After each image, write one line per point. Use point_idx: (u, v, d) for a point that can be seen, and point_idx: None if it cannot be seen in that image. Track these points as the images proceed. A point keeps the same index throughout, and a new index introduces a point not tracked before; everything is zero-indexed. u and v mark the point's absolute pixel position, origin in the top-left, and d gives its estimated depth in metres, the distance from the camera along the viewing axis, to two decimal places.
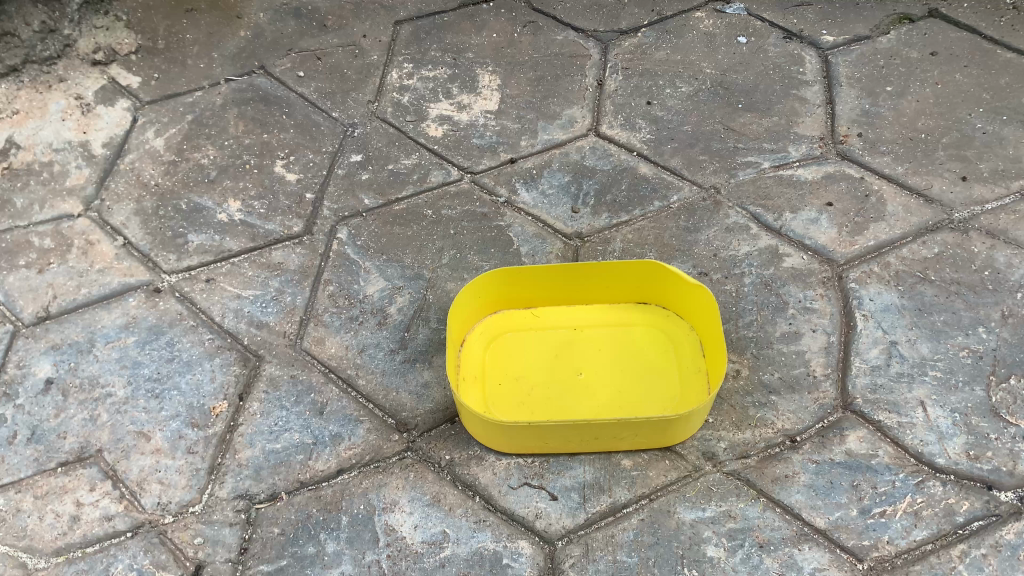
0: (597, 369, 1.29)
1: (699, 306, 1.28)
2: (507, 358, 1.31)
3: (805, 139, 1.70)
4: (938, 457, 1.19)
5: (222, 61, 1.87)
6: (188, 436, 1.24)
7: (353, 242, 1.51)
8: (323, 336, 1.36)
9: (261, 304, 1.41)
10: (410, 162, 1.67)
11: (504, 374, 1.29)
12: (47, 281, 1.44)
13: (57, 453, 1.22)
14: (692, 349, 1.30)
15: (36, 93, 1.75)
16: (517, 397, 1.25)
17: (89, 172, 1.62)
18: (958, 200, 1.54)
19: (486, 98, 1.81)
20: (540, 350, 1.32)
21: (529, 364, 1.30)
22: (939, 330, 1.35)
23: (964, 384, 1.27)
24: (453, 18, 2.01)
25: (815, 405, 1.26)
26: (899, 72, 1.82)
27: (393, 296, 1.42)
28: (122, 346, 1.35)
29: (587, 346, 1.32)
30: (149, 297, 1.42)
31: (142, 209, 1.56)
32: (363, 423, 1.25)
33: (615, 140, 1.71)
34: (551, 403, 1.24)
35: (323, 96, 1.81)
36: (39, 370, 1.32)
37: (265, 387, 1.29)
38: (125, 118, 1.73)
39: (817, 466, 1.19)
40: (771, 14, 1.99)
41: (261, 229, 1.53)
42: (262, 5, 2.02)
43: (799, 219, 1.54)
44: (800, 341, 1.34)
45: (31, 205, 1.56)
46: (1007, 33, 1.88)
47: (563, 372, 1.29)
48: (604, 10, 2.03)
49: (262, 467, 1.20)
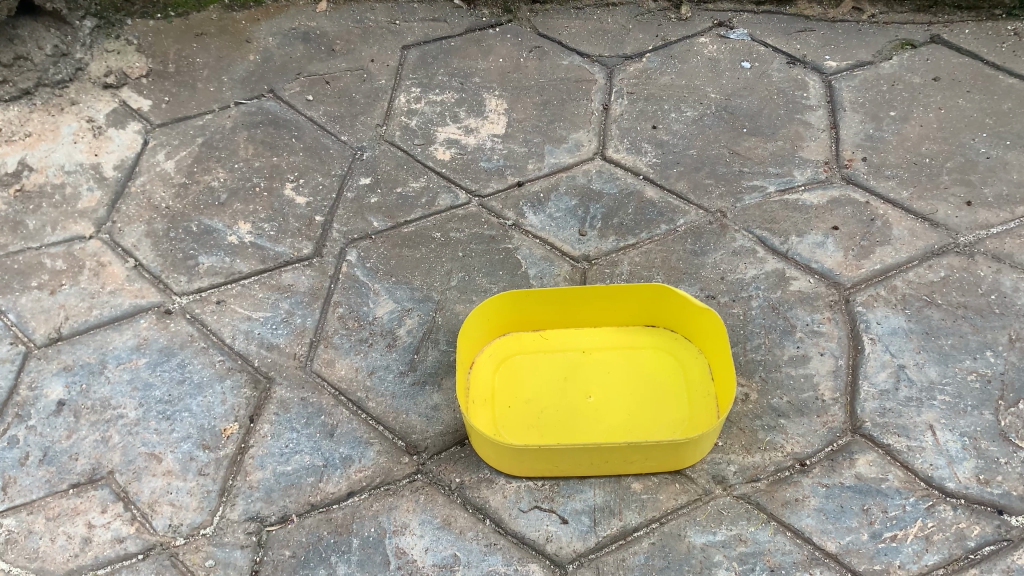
0: (608, 392, 1.29)
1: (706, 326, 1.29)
2: (515, 381, 1.32)
3: (810, 163, 1.71)
4: (949, 481, 1.19)
5: (233, 85, 1.88)
6: (199, 458, 1.24)
7: (362, 263, 1.52)
8: (333, 358, 1.36)
9: (271, 326, 1.41)
10: (418, 185, 1.68)
11: (514, 399, 1.29)
12: (60, 302, 1.44)
13: (68, 475, 1.22)
14: (701, 372, 1.31)
15: (49, 116, 1.76)
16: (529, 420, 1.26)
17: (101, 195, 1.63)
18: (963, 224, 1.55)
19: (493, 122, 1.82)
20: (549, 372, 1.33)
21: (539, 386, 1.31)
22: (946, 353, 1.35)
23: (972, 408, 1.28)
24: (460, 43, 2.02)
25: (824, 428, 1.27)
26: (902, 97, 1.83)
27: (402, 318, 1.43)
28: (133, 367, 1.35)
29: (597, 369, 1.33)
30: (160, 318, 1.42)
31: (153, 231, 1.57)
32: (373, 445, 1.25)
33: (621, 164, 1.72)
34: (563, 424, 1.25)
35: (332, 119, 1.82)
36: (51, 392, 1.32)
37: (276, 409, 1.29)
38: (136, 141, 1.74)
39: (827, 490, 1.19)
40: (774, 39, 2.01)
41: (271, 251, 1.54)
42: (270, 29, 2.03)
43: (805, 242, 1.55)
44: (808, 365, 1.35)
45: (43, 226, 1.57)
46: (1009, 58, 1.89)
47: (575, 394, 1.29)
48: (609, 35, 2.04)
49: (273, 488, 1.20)
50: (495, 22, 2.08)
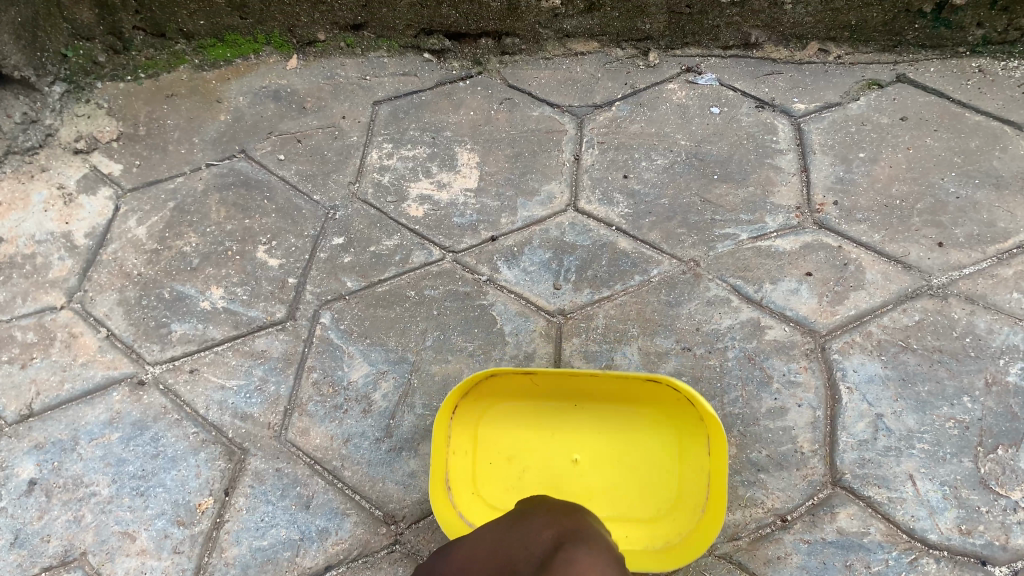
0: (591, 474, 1.28)
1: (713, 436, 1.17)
2: (500, 438, 1.32)
3: (782, 209, 1.71)
4: (930, 532, 1.22)
5: (204, 146, 1.87)
6: (173, 535, 1.24)
7: (336, 325, 1.51)
8: (307, 427, 1.36)
9: (244, 396, 1.40)
10: (391, 243, 1.67)
11: (499, 457, 1.31)
12: (30, 376, 1.43)
13: (40, 558, 1.22)
14: (697, 476, 1.23)
15: (19, 184, 1.75)
16: (502, 490, 1.28)
17: (72, 263, 1.61)
18: (936, 266, 1.56)
19: (464, 176, 1.82)
20: (543, 435, 1.32)
21: (529, 452, 1.31)
22: (924, 400, 1.37)
23: (952, 455, 1.30)
24: (431, 97, 2.01)
25: (804, 482, 1.29)
26: (871, 138, 1.84)
27: (377, 381, 1.42)
28: (105, 442, 1.34)
29: (595, 447, 1.30)
30: (133, 390, 1.41)
31: (125, 299, 1.56)
32: (350, 516, 1.26)
33: (594, 216, 1.72)
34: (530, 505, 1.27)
35: (304, 178, 1.81)
36: (22, 471, 1.31)
37: (251, 481, 1.30)
38: (108, 207, 1.72)
39: (809, 546, 1.23)
40: (743, 83, 2.02)
41: (244, 316, 1.53)
42: (241, 89, 2.01)
43: (779, 289, 1.55)
44: (786, 417, 1.36)
45: (13, 298, 1.55)
46: (974, 95, 1.91)
47: (562, 469, 1.29)
48: (578, 84, 2.04)
49: (250, 565, 1.21)
50: (466, 75, 2.07)
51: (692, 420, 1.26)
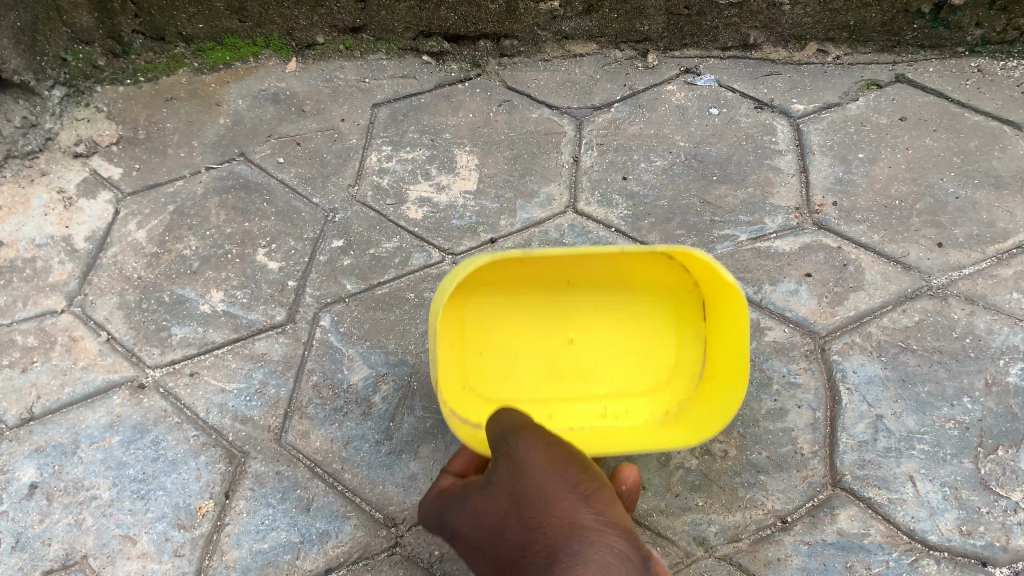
0: (585, 351, 1.36)
1: (732, 332, 1.21)
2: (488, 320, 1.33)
3: (782, 210, 1.71)
4: (931, 534, 1.23)
5: (203, 149, 1.87)
6: (174, 538, 1.25)
7: (336, 328, 1.51)
8: (307, 430, 1.36)
9: (244, 399, 1.41)
10: (391, 245, 1.67)
11: (488, 340, 1.33)
12: (31, 380, 1.43)
13: (42, 561, 1.23)
14: (694, 350, 1.34)
15: (19, 188, 1.75)
16: (498, 376, 1.33)
17: (72, 267, 1.61)
18: (935, 266, 1.56)
19: (464, 178, 1.82)
20: (535, 318, 1.34)
21: (518, 335, 1.34)
22: (924, 401, 1.37)
23: (952, 456, 1.31)
24: (430, 99, 2.01)
25: (804, 483, 1.30)
26: (871, 139, 1.84)
27: (377, 384, 1.42)
28: (106, 446, 1.35)
29: (585, 324, 1.36)
30: (133, 394, 1.41)
31: (125, 302, 1.56)
32: (350, 519, 1.27)
33: (594, 218, 1.72)
34: (528, 389, 1.34)
35: (303, 181, 1.81)
36: (23, 475, 1.32)
37: (252, 484, 1.30)
38: (108, 211, 1.72)
39: (809, 547, 1.24)
40: (742, 84, 2.02)
41: (244, 319, 1.53)
42: (240, 92, 2.01)
43: (779, 290, 1.55)
44: (786, 418, 1.37)
45: (14, 302, 1.55)
46: (973, 95, 1.91)
47: (555, 349, 1.35)
48: (577, 86, 2.04)
49: (250, 568, 1.23)
50: (465, 77, 2.07)
51: (689, 301, 1.34)
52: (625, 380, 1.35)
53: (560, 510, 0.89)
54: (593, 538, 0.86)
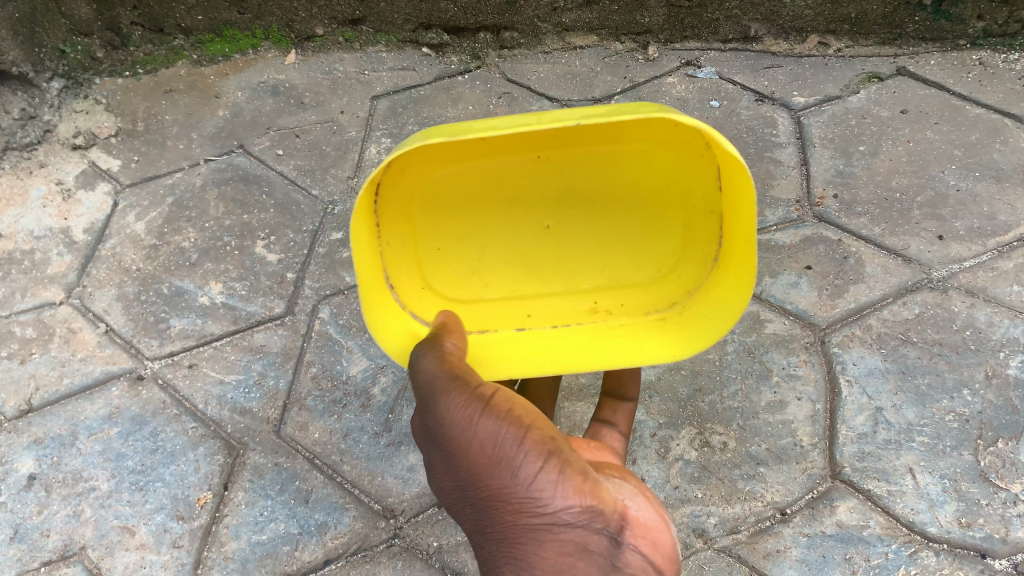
0: (562, 241, 1.26)
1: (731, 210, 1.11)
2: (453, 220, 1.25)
3: (782, 202, 1.71)
4: (930, 525, 1.23)
5: (202, 141, 1.87)
6: (172, 529, 1.26)
7: (335, 320, 1.49)
8: (306, 422, 1.36)
9: (243, 390, 1.40)
10: None
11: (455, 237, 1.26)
12: (30, 372, 1.43)
13: (40, 552, 1.24)
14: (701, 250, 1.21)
15: (18, 180, 1.75)
16: (466, 273, 1.27)
17: (71, 259, 1.61)
18: (936, 258, 1.56)
19: None
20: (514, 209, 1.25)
21: (488, 232, 1.26)
22: (923, 394, 1.37)
23: (952, 449, 1.31)
24: (430, 91, 2.00)
25: (803, 475, 1.29)
26: (871, 131, 1.84)
27: (376, 376, 1.42)
28: (104, 437, 1.35)
29: (561, 213, 1.25)
30: (132, 385, 1.41)
31: (124, 294, 1.55)
32: (349, 510, 1.27)
33: None
34: (500, 287, 1.27)
35: (303, 174, 1.80)
36: (21, 466, 1.32)
37: (250, 475, 1.30)
38: (106, 203, 1.72)
39: (809, 539, 1.24)
40: (742, 76, 2.01)
41: (243, 311, 1.52)
42: (240, 84, 2.01)
43: (779, 283, 1.55)
44: (786, 411, 1.37)
45: (12, 293, 1.55)
46: (974, 88, 1.91)
47: (530, 241, 1.26)
48: (577, 78, 2.04)
49: (249, 559, 1.23)
50: (465, 69, 2.06)
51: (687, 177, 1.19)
52: (613, 275, 1.26)
53: (501, 498, 0.76)
54: (548, 534, 0.74)
